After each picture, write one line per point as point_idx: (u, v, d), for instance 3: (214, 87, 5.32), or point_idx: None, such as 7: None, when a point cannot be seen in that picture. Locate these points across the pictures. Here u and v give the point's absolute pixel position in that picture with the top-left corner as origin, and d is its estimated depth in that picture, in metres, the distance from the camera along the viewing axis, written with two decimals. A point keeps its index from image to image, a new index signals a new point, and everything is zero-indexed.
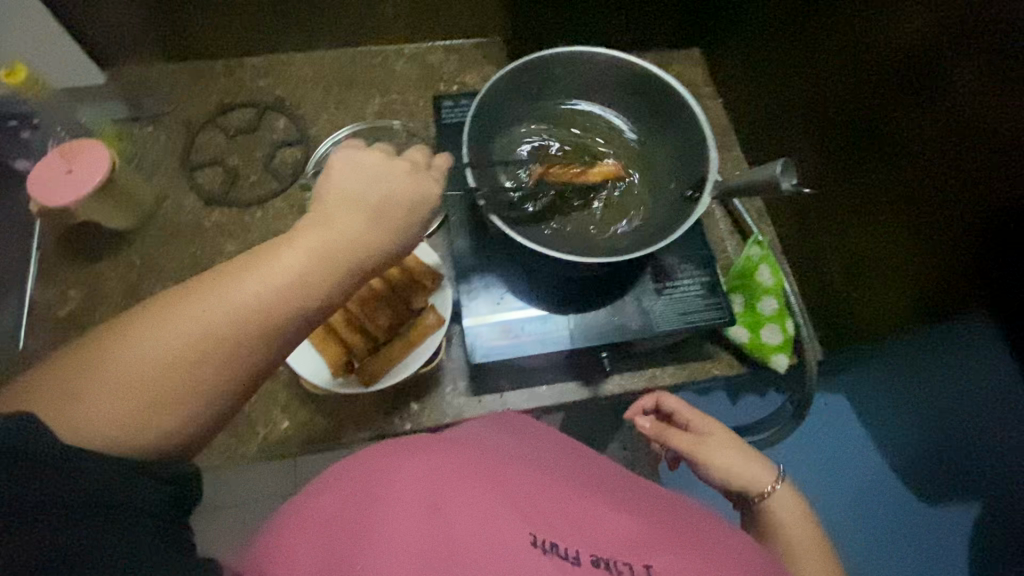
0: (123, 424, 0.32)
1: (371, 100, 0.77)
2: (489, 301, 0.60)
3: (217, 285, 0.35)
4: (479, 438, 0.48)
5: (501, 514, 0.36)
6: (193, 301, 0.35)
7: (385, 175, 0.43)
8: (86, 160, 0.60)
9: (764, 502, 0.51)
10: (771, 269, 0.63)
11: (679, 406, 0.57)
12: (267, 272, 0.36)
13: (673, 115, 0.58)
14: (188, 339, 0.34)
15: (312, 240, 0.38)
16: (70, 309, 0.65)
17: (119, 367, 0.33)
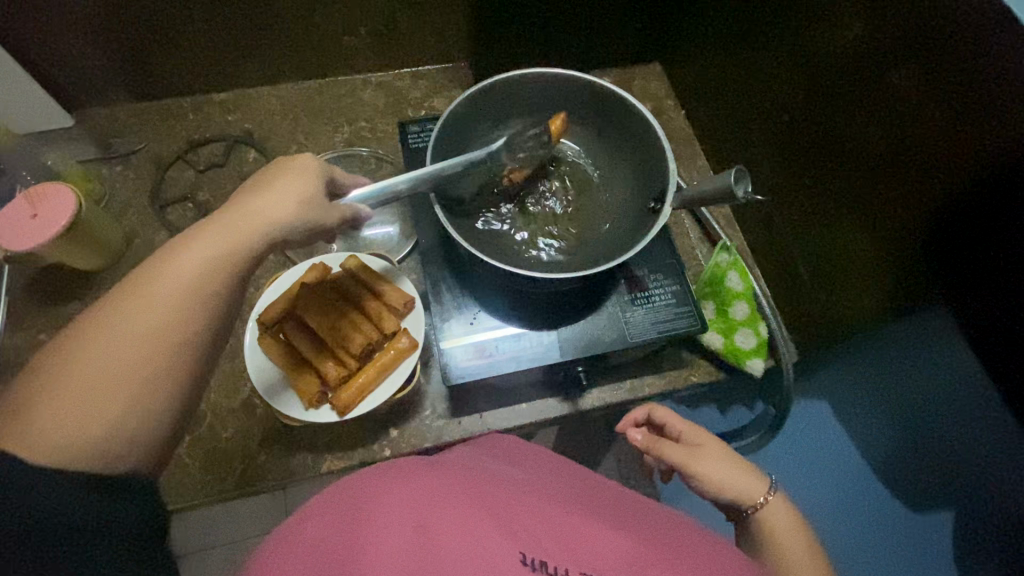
0: (79, 435, 0.33)
1: (340, 129, 0.78)
2: (463, 321, 0.60)
3: (139, 293, 0.36)
4: (471, 461, 0.50)
5: (492, 536, 0.38)
6: (120, 311, 0.36)
7: (281, 168, 0.45)
8: (53, 203, 0.60)
9: (756, 514, 0.51)
10: (739, 273, 0.65)
11: (670, 419, 0.57)
12: (194, 268, 0.38)
13: (633, 130, 0.60)
14: (126, 344, 0.35)
15: (221, 236, 0.39)
16: (39, 353, 0.64)
17: (69, 384, 0.34)
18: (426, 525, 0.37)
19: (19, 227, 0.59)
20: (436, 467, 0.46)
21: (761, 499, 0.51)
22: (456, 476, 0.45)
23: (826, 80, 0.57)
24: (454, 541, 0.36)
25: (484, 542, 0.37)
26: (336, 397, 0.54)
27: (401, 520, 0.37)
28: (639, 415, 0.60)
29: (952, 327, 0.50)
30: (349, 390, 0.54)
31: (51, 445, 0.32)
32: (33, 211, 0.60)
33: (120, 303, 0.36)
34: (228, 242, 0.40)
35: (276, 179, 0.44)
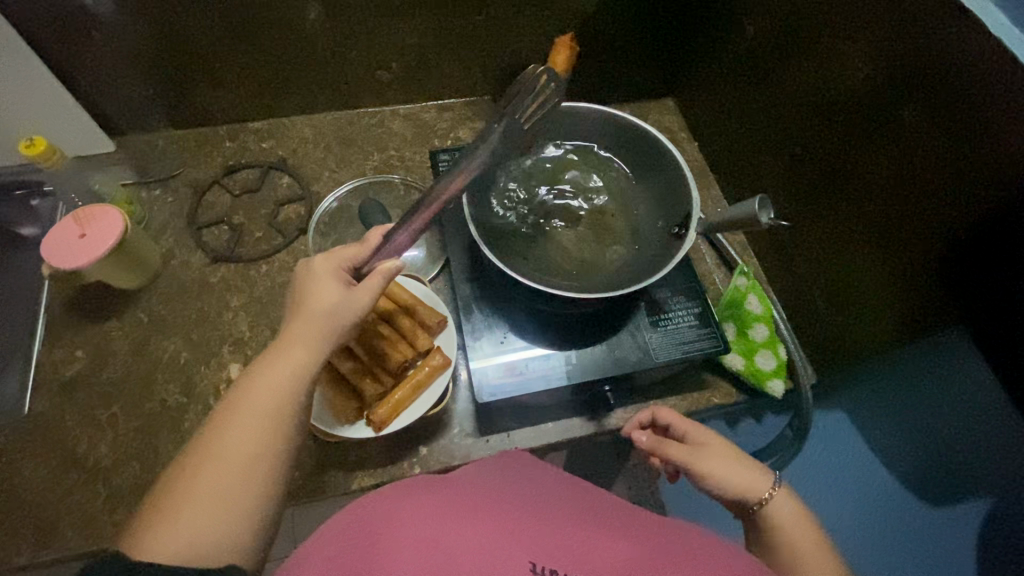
0: (200, 536, 0.38)
1: (370, 157, 0.82)
2: (493, 341, 0.62)
3: (234, 412, 0.42)
4: (481, 475, 0.52)
5: (502, 550, 0.40)
6: (223, 431, 0.42)
7: (302, 280, 0.50)
8: (101, 223, 0.63)
9: (762, 510, 0.51)
10: (759, 297, 0.67)
11: (672, 419, 0.59)
12: (284, 380, 0.44)
13: (654, 161, 0.63)
14: (231, 459, 0.41)
15: (301, 339, 0.46)
16: (76, 369, 0.65)
17: (192, 489, 0.39)
18: (436, 539, 0.39)
19: (69, 246, 0.61)
20: (448, 483, 0.48)
21: (765, 495, 0.52)
22: (468, 491, 0.47)
23: (837, 117, 0.61)
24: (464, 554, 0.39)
25: (495, 558, 0.40)
26: (372, 413, 0.56)
27: (413, 534, 0.39)
28: (643, 418, 0.62)
29: (968, 349, 0.52)
30: (386, 406, 0.56)
31: (181, 558, 0.37)
32: (82, 231, 0.62)
33: (218, 428, 0.42)
34: (299, 346, 0.46)
35: (302, 288, 0.49)
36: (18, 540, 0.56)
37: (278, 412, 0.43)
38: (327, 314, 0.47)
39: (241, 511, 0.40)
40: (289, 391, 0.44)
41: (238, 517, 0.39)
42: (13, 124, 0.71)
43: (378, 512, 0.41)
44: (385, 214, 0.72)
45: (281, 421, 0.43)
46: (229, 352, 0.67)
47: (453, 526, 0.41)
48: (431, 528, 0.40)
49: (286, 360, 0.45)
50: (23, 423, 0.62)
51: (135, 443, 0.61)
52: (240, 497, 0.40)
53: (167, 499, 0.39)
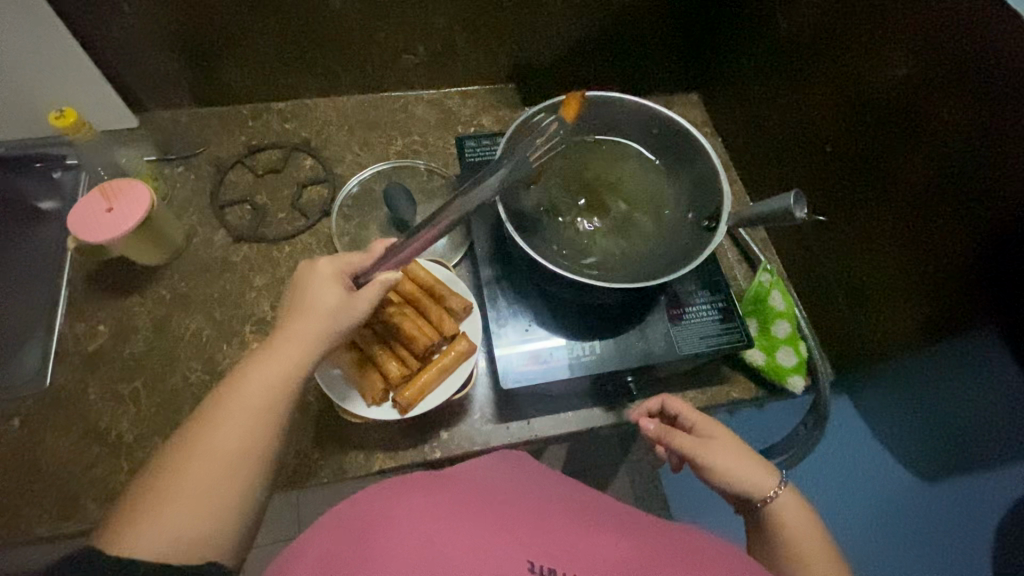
0: (182, 532, 0.37)
1: (393, 142, 0.81)
2: (518, 329, 0.62)
3: (222, 410, 0.41)
4: (482, 474, 0.51)
5: (500, 547, 0.40)
6: (210, 429, 0.41)
7: (303, 277, 0.50)
8: (128, 199, 0.63)
9: (767, 507, 0.51)
10: (782, 294, 0.67)
11: (684, 410, 0.58)
12: (275, 377, 0.43)
13: (686, 152, 0.63)
14: (219, 458, 0.40)
15: (292, 338, 0.46)
16: (98, 344, 0.65)
17: (175, 485, 0.38)
18: (433, 540, 0.38)
19: (96, 220, 0.61)
20: (444, 481, 0.47)
21: (772, 492, 0.52)
22: (463, 491, 0.46)
23: (870, 118, 0.60)
24: (459, 552, 0.37)
25: (492, 553, 0.39)
26: (398, 395, 0.56)
27: (410, 534, 0.38)
28: (652, 406, 0.61)
29: (998, 349, 0.53)
30: (413, 388, 0.56)
31: (163, 554, 0.35)
32: (109, 205, 0.62)
33: (205, 426, 0.41)
34: (295, 347, 0.45)
35: (304, 289, 0.48)
36: (40, 510, 0.56)
37: (269, 414, 0.42)
38: (323, 313, 0.47)
39: (228, 506, 0.39)
40: (278, 392, 0.43)
41: (222, 518, 0.38)
42: (39, 95, 0.71)
43: (373, 512, 0.40)
44: (410, 199, 0.72)
45: (270, 423, 0.42)
46: (251, 331, 0.67)
47: (454, 527, 0.40)
48: (429, 528, 0.39)
49: (279, 361, 0.44)
50: (45, 395, 0.62)
51: (156, 419, 0.61)
52: (225, 496, 0.39)
53: (146, 496, 0.38)
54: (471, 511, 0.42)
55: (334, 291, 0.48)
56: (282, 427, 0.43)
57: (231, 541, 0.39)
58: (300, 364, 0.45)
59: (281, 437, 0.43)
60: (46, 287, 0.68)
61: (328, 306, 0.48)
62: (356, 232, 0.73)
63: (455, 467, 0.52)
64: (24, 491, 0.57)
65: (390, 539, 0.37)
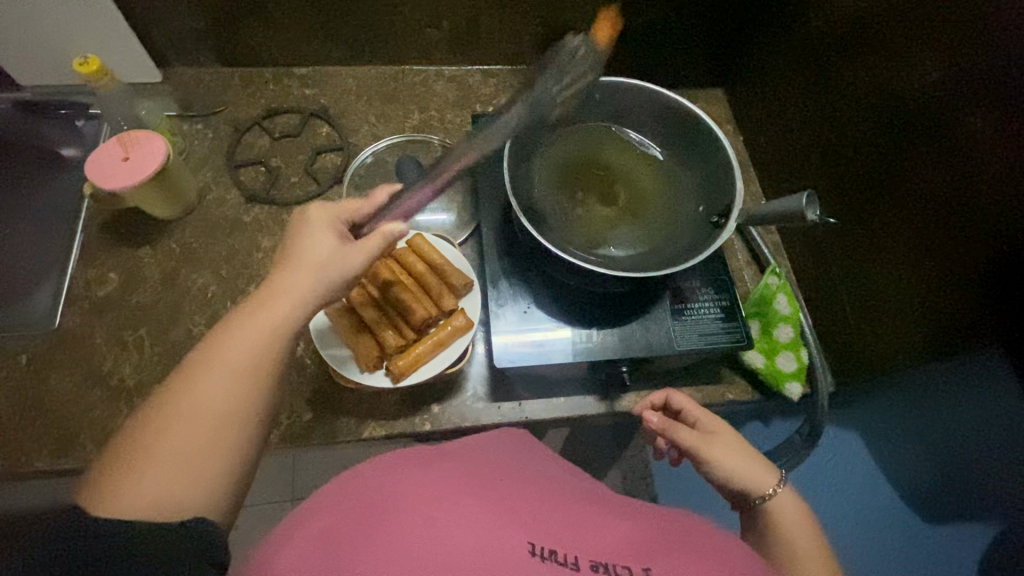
0: (169, 492, 0.37)
1: (411, 116, 0.81)
2: (516, 310, 0.62)
3: (207, 366, 0.41)
4: (484, 451, 0.51)
5: (502, 525, 0.39)
6: (195, 389, 0.40)
7: (297, 226, 0.50)
8: (145, 150, 0.64)
9: (765, 504, 0.52)
10: (788, 298, 0.66)
11: (687, 405, 0.58)
12: (259, 338, 0.43)
13: (702, 145, 0.62)
14: (202, 415, 0.40)
15: (282, 300, 0.45)
16: (107, 291, 0.67)
17: (156, 449, 0.38)
18: (436, 517, 0.37)
19: (112, 169, 0.62)
20: (442, 458, 0.47)
21: (770, 490, 0.52)
22: (464, 467, 0.45)
23: (895, 123, 0.58)
24: (464, 532, 0.37)
25: (493, 533, 0.37)
26: (392, 364, 0.56)
27: (413, 512, 0.38)
28: (655, 399, 0.61)
29: (1004, 368, 0.52)
30: (406, 358, 0.56)
31: (151, 513, 0.36)
32: (125, 154, 0.63)
33: (189, 383, 0.40)
34: (282, 304, 0.45)
35: (296, 242, 0.49)
36: (41, 445, 0.58)
37: (254, 370, 0.42)
38: (315, 268, 0.47)
39: (215, 466, 0.39)
40: (264, 351, 0.43)
41: (206, 481, 0.38)
42: (66, 43, 0.72)
43: (373, 492, 0.40)
44: (422, 173, 0.72)
45: (256, 381, 0.42)
46: (255, 291, 0.67)
47: (454, 500, 0.40)
48: (434, 505, 0.39)
49: (265, 320, 0.44)
50: (53, 334, 0.64)
51: (157, 368, 0.63)
52: (212, 454, 0.39)
53: (133, 453, 0.38)
54: (471, 488, 0.42)
55: (326, 244, 0.49)
56: (268, 382, 0.43)
57: (216, 496, 0.39)
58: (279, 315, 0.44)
59: (270, 391, 0.43)
60: (64, 231, 0.70)
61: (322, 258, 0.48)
62: None
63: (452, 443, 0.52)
64: (27, 425, 0.59)
65: (393, 516, 0.37)
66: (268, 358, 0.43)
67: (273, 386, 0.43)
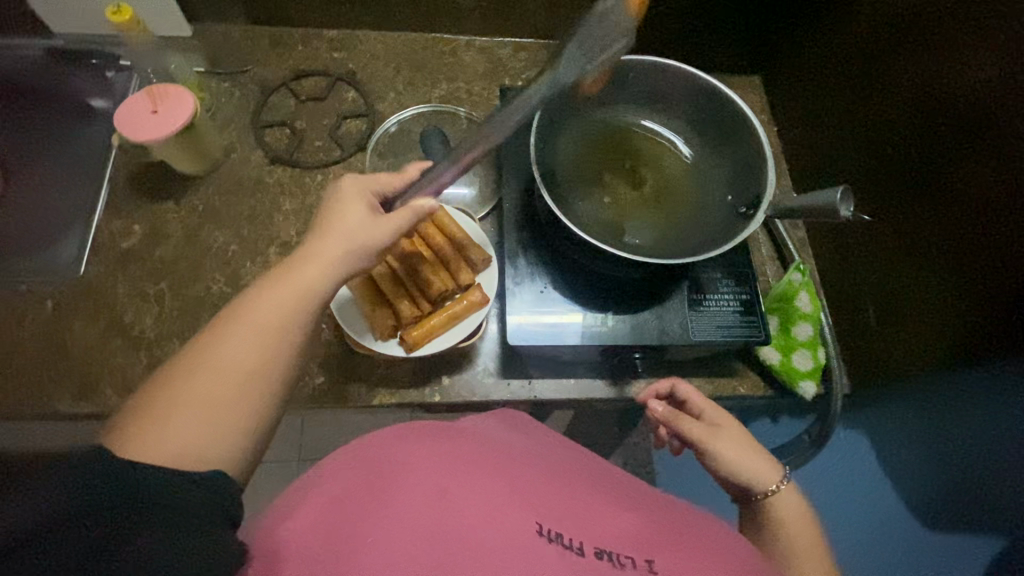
0: (188, 442, 0.37)
1: (438, 85, 0.79)
2: (532, 290, 0.62)
3: (239, 326, 0.42)
4: (490, 429, 0.51)
5: (508, 505, 0.39)
6: (221, 345, 0.41)
7: (332, 199, 0.51)
8: (173, 104, 0.64)
9: (765, 500, 0.51)
10: (810, 296, 0.65)
11: (692, 395, 0.57)
12: (289, 301, 0.44)
13: (735, 132, 0.60)
14: (226, 370, 0.40)
15: (314, 265, 0.46)
16: (132, 243, 0.68)
17: (180, 399, 0.38)
18: (446, 492, 0.38)
19: (141, 121, 0.63)
20: (453, 435, 0.47)
21: (772, 486, 0.52)
22: (473, 445, 0.45)
23: (941, 124, 0.56)
24: (471, 509, 0.37)
25: (501, 512, 0.38)
26: (406, 333, 0.57)
27: (420, 485, 0.38)
28: (661, 388, 0.59)
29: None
30: (420, 328, 0.57)
31: (170, 458, 0.36)
32: (154, 107, 0.64)
33: (217, 340, 0.41)
34: (313, 268, 0.46)
35: (330, 213, 0.50)
36: (64, 388, 0.60)
37: (280, 331, 0.43)
38: (348, 236, 0.48)
39: (235, 420, 0.39)
40: (292, 313, 0.44)
41: (226, 434, 0.39)
42: None
43: (384, 464, 0.40)
44: (446, 144, 0.71)
45: (281, 342, 0.43)
46: (275, 253, 0.68)
47: (463, 477, 0.40)
48: (442, 479, 0.39)
49: (295, 282, 0.45)
50: (78, 281, 0.65)
51: (177, 321, 0.64)
52: (234, 408, 0.40)
53: (156, 404, 0.38)
54: (480, 466, 0.42)
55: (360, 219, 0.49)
56: (292, 346, 0.43)
57: (235, 451, 0.39)
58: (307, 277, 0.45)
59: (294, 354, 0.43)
60: (92, 181, 0.71)
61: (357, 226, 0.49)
62: (388, 171, 0.73)
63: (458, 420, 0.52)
64: (51, 368, 0.61)
65: (403, 488, 0.37)
66: (296, 321, 0.44)
67: (294, 345, 0.43)
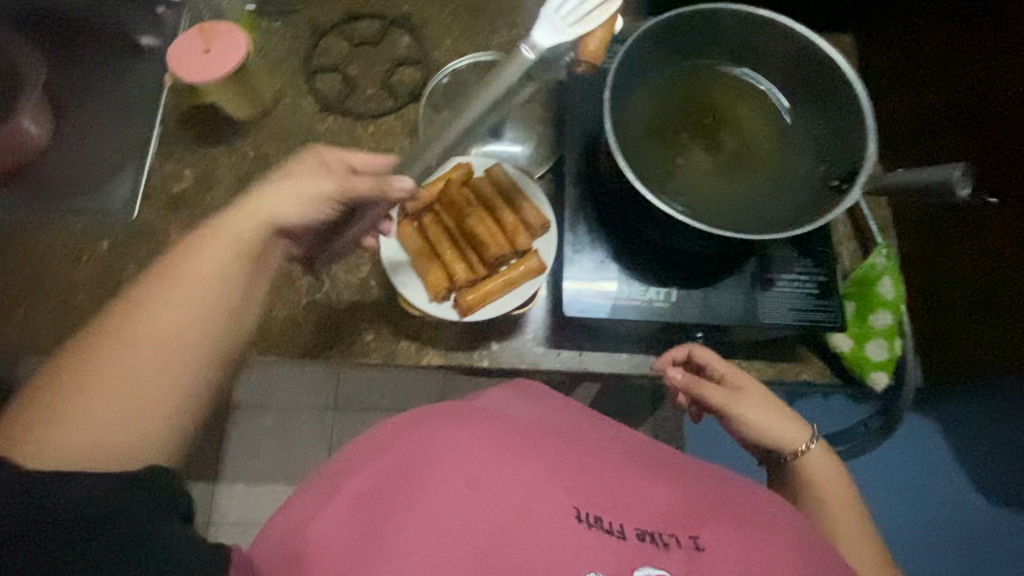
0: (92, 436, 0.34)
1: (497, 32, 0.74)
2: (592, 259, 0.58)
3: (159, 292, 0.39)
4: (511, 402, 0.49)
5: (544, 488, 0.37)
6: (134, 328, 0.37)
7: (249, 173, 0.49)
8: (226, 43, 0.61)
9: (795, 460, 0.54)
10: (894, 282, 0.59)
11: (712, 359, 0.56)
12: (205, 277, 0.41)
13: (833, 96, 0.54)
14: (144, 356, 0.37)
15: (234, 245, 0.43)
16: (183, 188, 0.66)
17: (87, 385, 0.35)
18: (477, 478, 0.37)
19: (193, 61, 0.61)
20: (477, 411, 0.45)
21: (802, 446, 0.54)
22: (498, 421, 0.43)
23: None
24: (504, 500, 0.36)
25: (534, 498, 0.37)
26: (460, 298, 0.55)
27: (451, 473, 0.37)
28: (676, 354, 0.57)
29: None
30: (475, 294, 0.54)
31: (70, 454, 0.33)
32: (207, 47, 0.61)
33: (129, 325, 0.37)
34: (224, 243, 0.43)
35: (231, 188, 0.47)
36: None
37: (206, 310, 0.40)
38: (270, 207, 0.46)
39: (163, 402, 0.37)
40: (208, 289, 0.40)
41: (141, 421, 0.35)
42: None
43: (411, 451, 0.39)
44: (506, 97, 0.67)
45: (208, 325, 0.40)
46: None
47: (490, 460, 0.38)
48: (473, 464, 0.38)
49: (213, 257, 0.42)
50: (131, 225, 0.65)
51: None
52: (149, 392, 0.36)
53: (59, 399, 0.34)
54: (508, 445, 0.40)
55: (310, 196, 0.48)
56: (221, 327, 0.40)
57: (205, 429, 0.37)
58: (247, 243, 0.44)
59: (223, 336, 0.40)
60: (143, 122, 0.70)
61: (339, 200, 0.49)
62: (442, 124, 0.69)
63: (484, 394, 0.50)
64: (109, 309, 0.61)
65: (430, 482, 0.36)
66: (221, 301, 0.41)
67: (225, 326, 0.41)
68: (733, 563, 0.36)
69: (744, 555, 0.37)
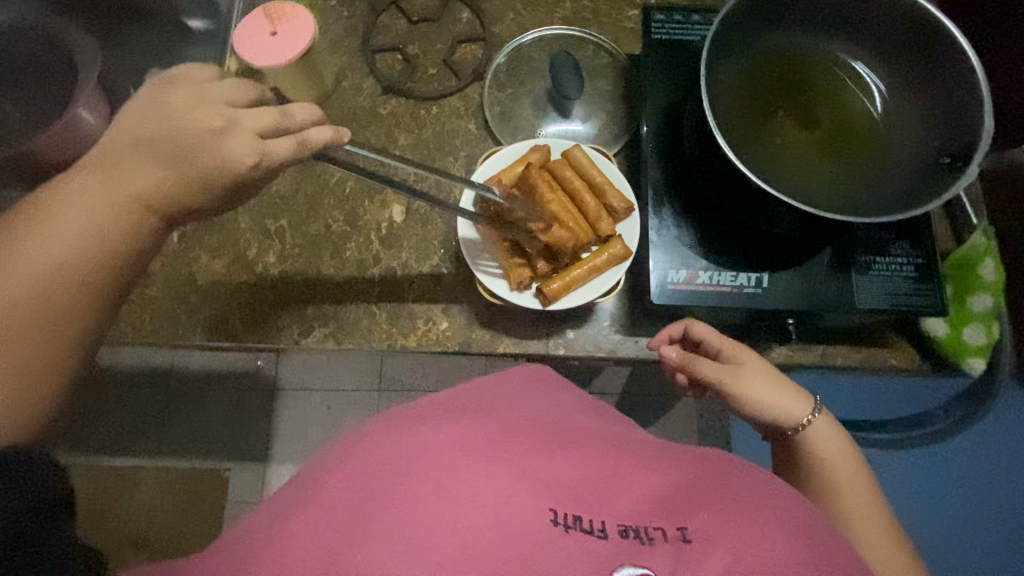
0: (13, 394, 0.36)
1: (562, 4, 0.70)
2: (676, 242, 0.56)
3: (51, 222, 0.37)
4: (487, 393, 0.45)
5: (518, 487, 0.33)
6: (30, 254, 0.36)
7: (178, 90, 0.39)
8: (293, 25, 0.59)
9: (797, 436, 0.51)
10: (995, 264, 0.57)
11: (710, 335, 0.54)
12: (98, 211, 0.37)
13: (944, 66, 0.50)
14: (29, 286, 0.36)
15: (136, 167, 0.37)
16: None
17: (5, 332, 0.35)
18: (443, 484, 0.32)
19: (260, 43, 0.59)
20: (461, 409, 0.41)
21: (804, 420, 0.51)
22: (476, 417, 0.39)
23: None
24: (472, 506, 0.31)
25: (504, 497, 0.32)
26: (546, 286, 0.54)
27: (415, 478, 0.32)
28: (673, 331, 0.56)
29: None
30: (562, 281, 0.53)
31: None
32: (273, 29, 0.59)
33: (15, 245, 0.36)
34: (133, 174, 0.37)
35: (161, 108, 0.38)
36: (196, 321, 0.61)
37: (100, 241, 0.37)
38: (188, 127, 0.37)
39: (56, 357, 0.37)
40: (104, 224, 0.37)
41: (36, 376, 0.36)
42: None
43: (372, 458, 0.34)
44: (578, 76, 0.64)
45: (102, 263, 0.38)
46: (393, 191, 0.65)
47: (467, 454, 0.34)
48: (441, 466, 0.33)
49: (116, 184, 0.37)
50: None
51: (301, 259, 0.63)
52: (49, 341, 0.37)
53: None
54: (489, 441, 0.36)
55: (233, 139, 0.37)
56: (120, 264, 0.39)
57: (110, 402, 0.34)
58: (148, 204, 0.38)
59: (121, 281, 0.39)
60: None
61: (243, 167, 0.38)
62: (508, 104, 0.67)
63: (460, 389, 0.46)
64: (184, 301, 0.61)
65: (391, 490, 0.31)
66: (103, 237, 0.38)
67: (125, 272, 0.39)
68: (728, 549, 0.32)
69: (741, 539, 0.33)
